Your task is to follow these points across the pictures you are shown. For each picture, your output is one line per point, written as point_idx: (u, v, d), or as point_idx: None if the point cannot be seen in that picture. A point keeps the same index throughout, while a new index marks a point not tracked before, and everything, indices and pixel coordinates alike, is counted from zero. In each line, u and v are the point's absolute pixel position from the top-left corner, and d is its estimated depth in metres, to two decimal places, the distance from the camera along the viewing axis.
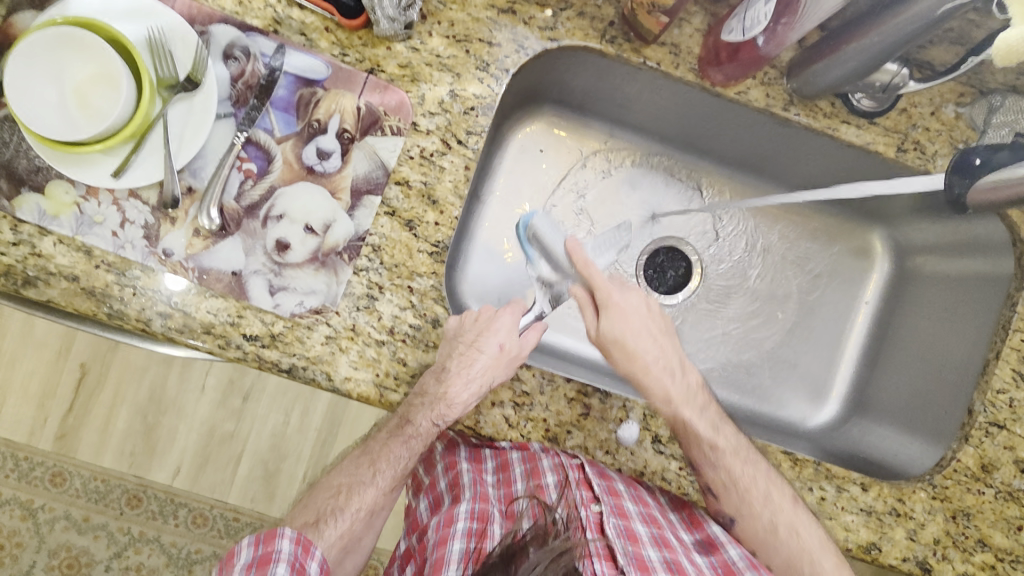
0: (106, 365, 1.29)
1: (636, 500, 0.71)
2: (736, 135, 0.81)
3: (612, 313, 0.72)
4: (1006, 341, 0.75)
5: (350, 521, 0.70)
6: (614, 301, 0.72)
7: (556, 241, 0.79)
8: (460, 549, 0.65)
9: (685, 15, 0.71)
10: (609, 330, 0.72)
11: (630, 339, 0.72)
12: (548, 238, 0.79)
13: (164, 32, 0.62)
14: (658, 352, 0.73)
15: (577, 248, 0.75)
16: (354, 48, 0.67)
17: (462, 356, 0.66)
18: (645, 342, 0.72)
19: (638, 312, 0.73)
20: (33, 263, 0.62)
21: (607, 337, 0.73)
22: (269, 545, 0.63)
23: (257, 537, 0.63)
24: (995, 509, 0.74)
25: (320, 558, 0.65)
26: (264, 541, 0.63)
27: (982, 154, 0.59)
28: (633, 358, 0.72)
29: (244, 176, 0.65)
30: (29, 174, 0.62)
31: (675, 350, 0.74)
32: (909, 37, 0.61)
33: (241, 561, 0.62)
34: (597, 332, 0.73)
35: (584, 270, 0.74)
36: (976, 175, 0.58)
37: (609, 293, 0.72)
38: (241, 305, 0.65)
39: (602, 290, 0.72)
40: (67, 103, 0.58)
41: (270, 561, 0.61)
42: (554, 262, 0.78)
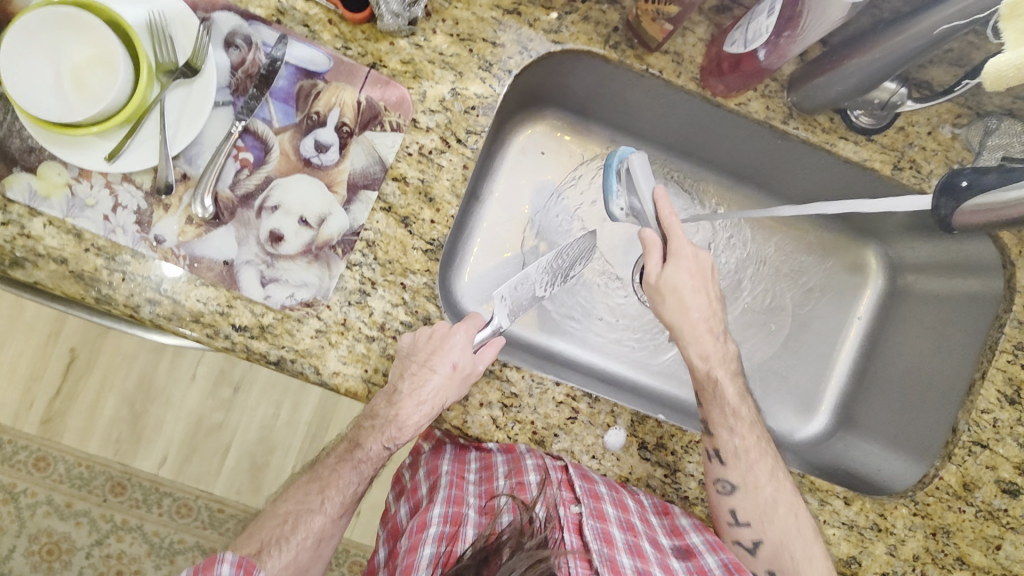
0: (94, 351, 1.28)
1: (617, 504, 0.68)
2: (734, 146, 0.81)
3: (677, 262, 0.70)
4: (992, 362, 0.75)
5: (297, 550, 0.67)
6: (684, 253, 0.71)
7: (646, 181, 0.73)
8: (431, 553, 0.64)
9: (689, 24, 0.71)
10: (671, 278, 0.70)
11: (689, 292, 0.71)
12: (638, 175, 0.73)
13: (165, 16, 0.61)
14: (709, 312, 0.72)
15: (664, 198, 0.71)
16: (356, 42, 0.67)
17: (414, 375, 0.63)
18: (699, 300, 0.71)
19: (704, 270, 0.72)
20: (22, 244, 0.61)
21: (667, 284, 0.70)
22: (208, 573, 0.60)
23: (195, 568, 0.60)
24: (974, 528, 0.74)
25: None
26: (203, 570, 0.60)
27: (969, 175, 0.58)
28: (682, 305, 0.71)
29: (240, 165, 0.65)
30: (22, 154, 0.62)
31: (721, 313, 0.73)
32: (910, 56, 0.61)
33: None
34: (657, 277, 0.71)
35: (666, 219, 0.71)
36: (959, 199, 0.57)
37: (683, 244, 0.71)
38: (232, 295, 0.64)
39: (678, 243, 0.71)
40: (63, 84, 0.57)
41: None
42: (636, 200, 0.74)
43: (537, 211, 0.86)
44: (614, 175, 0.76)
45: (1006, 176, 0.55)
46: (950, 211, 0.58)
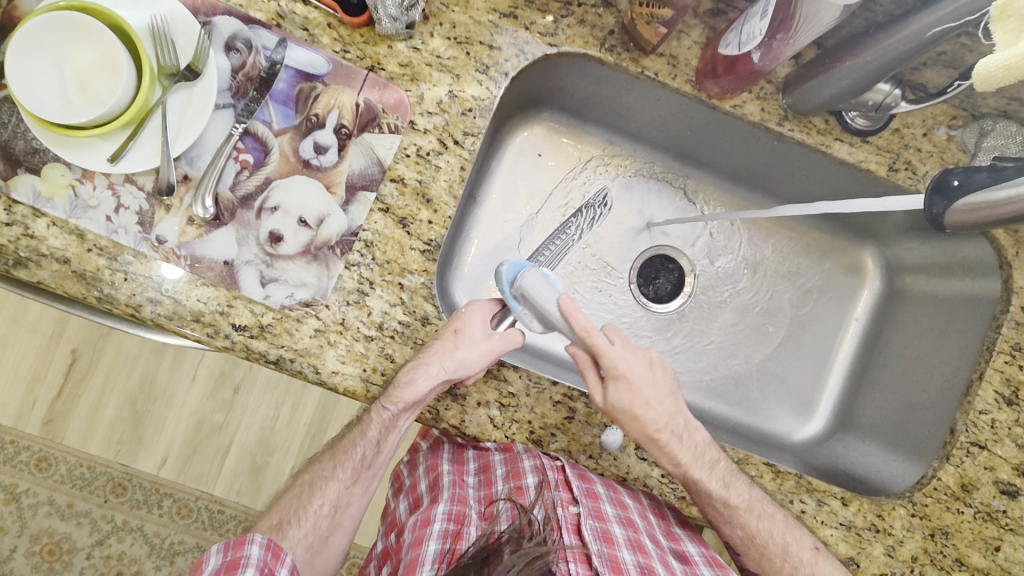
0: (96, 352, 1.29)
1: (615, 503, 0.71)
2: (732, 148, 0.82)
3: (615, 385, 0.67)
4: (989, 363, 0.76)
5: (314, 519, 0.70)
6: (615, 364, 0.66)
7: (548, 299, 0.66)
8: (435, 549, 0.67)
9: (684, 27, 0.72)
10: (618, 399, 0.67)
11: (641, 408, 0.67)
12: (538, 295, 0.66)
13: (167, 20, 0.62)
14: (666, 417, 0.68)
15: (574, 309, 0.65)
16: (355, 45, 0.67)
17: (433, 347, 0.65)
18: (655, 410, 0.68)
19: (645, 376, 0.69)
20: (26, 244, 0.62)
21: (613, 407, 0.68)
22: (239, 550, 0.62)
23: (226, 544, 0.63)
24: (973, 529, 0.74)
25: (291, 564, 0.64)
26: (234, 547, 0.63)
27: (961, 174, 0.58)
28: (636, 419, 0.67)
29: (240, 166, 0.66)
30: (26, 155, 0.63)
31: (679, 409, 0.70)
32: (903, 58, 0.61)
33: (211, 567, 0.61)
34: (603, 400, 0.68)
35: (585, 337, 0.65)
36: (952, 197, 0.57)
37: (612, 361, 0.66)
38: (232, 295, 0.65)
39: (607, 358, 0.66)
40: (67, 87, 0.58)
41: (238, 566, 0.61)
42: (547, 321, 0.68)
43: (536, 212, 0.87)
44: (512, 302, 0.68)
45: (997, 174, 0.55)
46: (943, 209, 0.58)
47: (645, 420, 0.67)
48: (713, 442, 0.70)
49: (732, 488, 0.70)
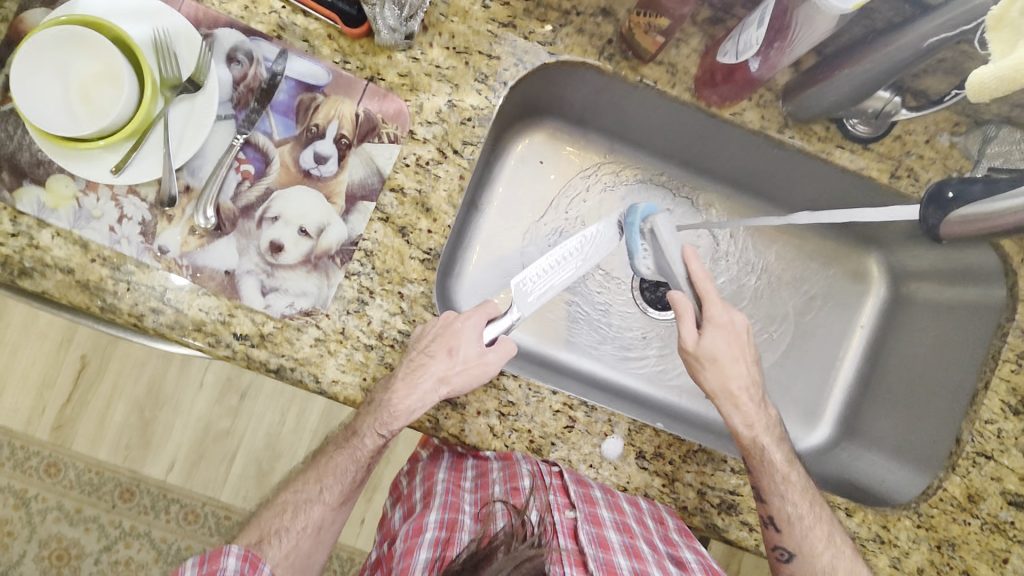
0: (104, 358, 1.30)
1: (612, 508, 0.71)
2: (734, 155, 0.82)
3: (711, 330, 0.71)
4: (994, 371, 0.75)
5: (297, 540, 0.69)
6: (715, 316, 0.71)
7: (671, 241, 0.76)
8: (426, 558, 0.67)
9: (682, 35, 0.72)
10: (711, 346, 0.71)
11: (728, 360, 0.71)
12: (665, 236, 0.76)
13: (170, 34, 0.63)
14: (748, 380, 0.72)
15: (694, 258, 0.74)
16: (355, 56, 0.68)
17: (412, 363, 0.65)
18: (739, 367, 0.72)
19: (737, 344, 0.72)
20: (31, 255, 0.63)
21: (704, 351, 0.71)
22: (215, 563, 0.62)
23: (201, 558, 0.62)
24: (980, 540, 0.73)
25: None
26: (209, 561, 0.62)
27: (956, 185, 0.57)
28: (720, 366, 0.71)
29: (241, 177, 0.66)
30: (31, 167, 0.63)
31: (759, 378, 0.74)
32: (902, 66, 0.61)
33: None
34: (695, 345, 0.71)
35: (699, 282, 0.72)
36: (947, 208, 0.57)
37: (716, 312, 0.71)
38: (233, 304, 0.65)
39: (712, 306, 0.72)
40: (71, 99, 0.59)
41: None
42: (659, 258, 0.78)
43: (538, 221, 0.87)
44: (638, 233, 0.80)
45: (992, 187, 0.55)
46: (939, 220, 0.58)
47: (727, 374, 0.71)
48: (763, 449, 0.71)
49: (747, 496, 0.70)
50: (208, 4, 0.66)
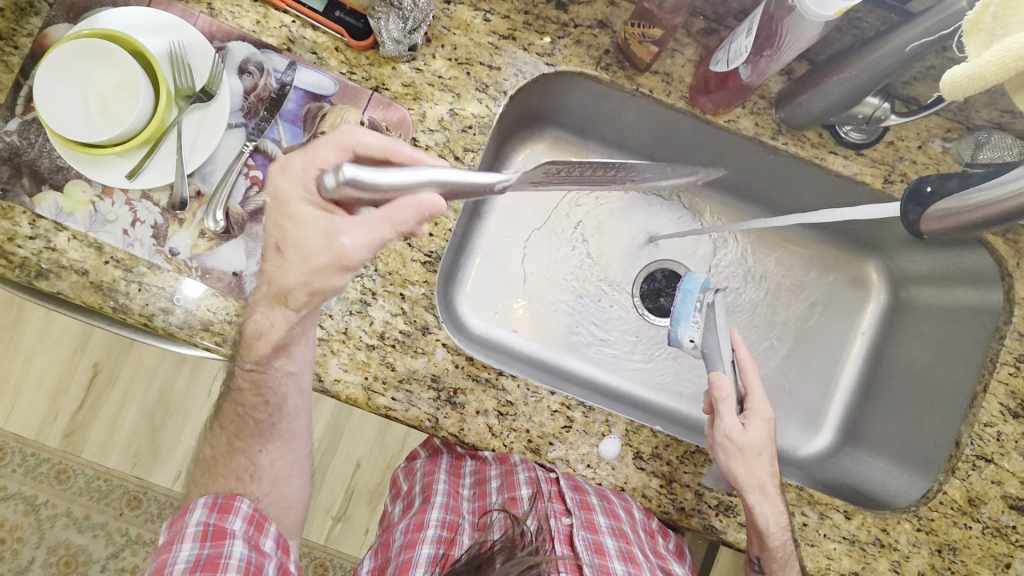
0: (116, 365, 1.32)
1: (608, 513, 0.74)
2: (731, 162, 0.83)
3: (755, 423, 0.71)
4: (993, 374, 0.75)
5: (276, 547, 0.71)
6: (759, 409, 0.72)
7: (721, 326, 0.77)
8: (428, 554, 0.70)
9: (677, 45, 0.74)
10: (755, 440, 0.70)
11: (767, 455, 0.70)
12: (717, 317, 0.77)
13: (185, 46, 0.66)
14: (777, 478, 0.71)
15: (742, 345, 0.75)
16: (361, 67, 0.71)
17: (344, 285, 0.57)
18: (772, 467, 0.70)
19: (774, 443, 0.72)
20: (48, 257, 0.66)
21: (745, 443, 0.69)
22: (224, 519, 0.64)
23: (214, 502, 0.65)
24: (982, 545, 0.73)
25: (275, 534, 0.66)
26: (221, 511, 0.65)
27: (934, 182, 0.60)
28: (760, 459, 0.69)
29: (250, 182, 0.69)
30: (50, 173, 0.66)
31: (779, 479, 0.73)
32: (889, 72, 0.63)
33: (194, 523, 0.64)
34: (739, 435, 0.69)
35: (747, 369, 0.73)
36: (925, 204, 0.59)
37: (763, 406, 0.72)
38: (240, 305, 0.67)
39: (756, 400, 0.72)
40: (90, 108, 0.62)
41: (224, 535, 0.63)
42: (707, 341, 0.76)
43: (539, 227, 0.89)
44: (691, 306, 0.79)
45: (966, 182, 0.57)
46: (918, 216, 0.60)
47: (764, 471, 0.69)
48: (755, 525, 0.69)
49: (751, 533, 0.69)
50: (222, 18, 0.69)
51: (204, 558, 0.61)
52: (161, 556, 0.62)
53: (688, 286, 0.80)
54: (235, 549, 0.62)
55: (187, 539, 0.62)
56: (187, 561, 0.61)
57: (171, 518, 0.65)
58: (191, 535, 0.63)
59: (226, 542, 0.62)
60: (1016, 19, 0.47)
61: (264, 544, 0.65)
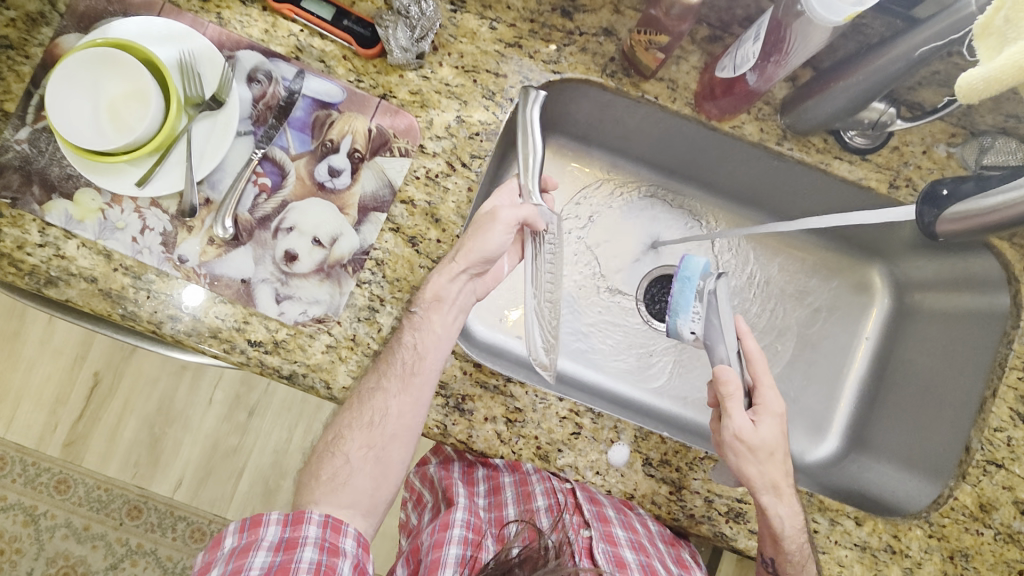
0: (117, 374, 1.32)
1: (625, 526, 0.75)
2: (736, 168, 0.84)
3: (765, 419, 0.70)
4: (1002, 379, 0.75)
5: None
6: (770, 403, 0.70)
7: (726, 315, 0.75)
8: (457, 554, 0.69)
9: (682, 53, 0.75)
10: (767, 437, 0.69)
11: (779, 453, 0.69)
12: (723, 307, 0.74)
13: (195, 55, 0.67)
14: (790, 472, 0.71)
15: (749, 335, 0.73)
16: (368, 75, 0.71)
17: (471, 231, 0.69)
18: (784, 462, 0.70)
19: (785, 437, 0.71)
20: (57, 264, 0.66)
21: (757, 441, 0.68)
22: (297, 530, 0.65)
23: (286, 517, 0.66)
24: (994, 551, 0.73)
25: (354, 534, 0.67)
26: (293, 524, 0.65)
27: (949, 185, 0.59)
28: (772, 458, 0.69)
29: (258, 190, 0.69)
30: (60, 181, 0.67)
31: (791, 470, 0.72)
32: (894, 78, 0.63)
33: (270, 536, 0.65)
34: (750, 433, 0.68)
35: (755, 361, 0.72)
36: (941, 206, 0.58)
37: (772, 398, 0.71)
38: (248, 311, 0.68)
39: (764, 391, 0.71)
40: (100, 116, 0.63)
41: (297, 545, 0.64)
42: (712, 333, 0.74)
43: None
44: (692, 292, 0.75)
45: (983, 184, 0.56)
46: (934, 218, 0.59)
47: (777, 471, 0.69)
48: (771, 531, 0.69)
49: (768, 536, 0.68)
50: (230, 28, 0.70)
51: (278, 564, 0.62)
52: (239, 558, 0.63)
53: (688, 272, 0.75)
54: (306, 555, 0.63)
55: (262, 547, 0.64)
56: (262, 567, 0.62)
57: (244, 524, 0.66)
58: (267, 544, 0.64)
59: (297, 551, 0.63)
60: None
61: (343, 544, 0.66)
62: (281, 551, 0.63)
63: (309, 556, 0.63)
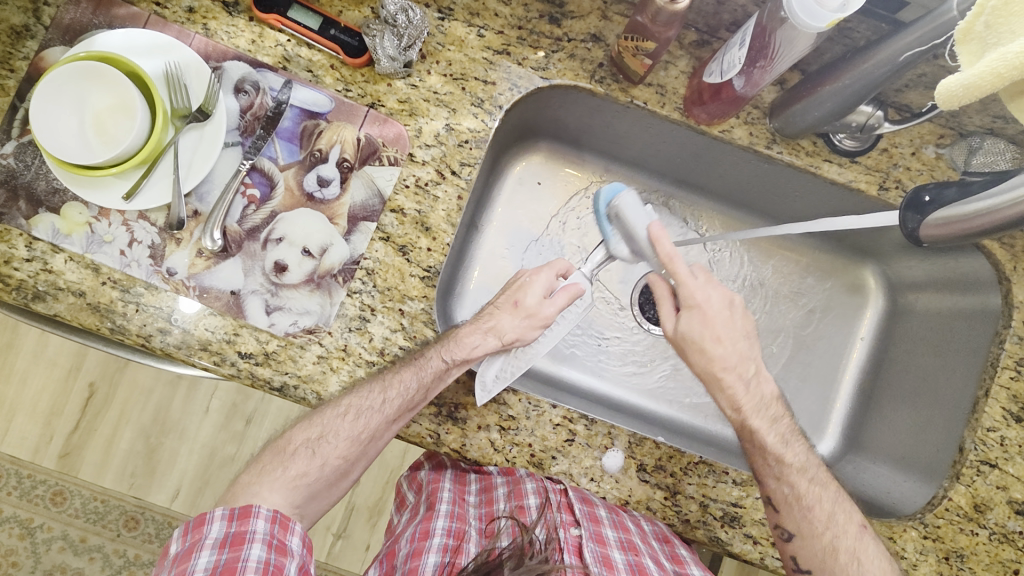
0: (112, 385, 1.31)
1: (617, 526, 0.75)
2: (726, 172, 0.84)
3: (687, 313, 0.72)
4: (994, 379, 0.75)
5: None
6: (693, 296, 0.71)
7: (638, 221, 0.75)
8: (436, 562, 0.69)
9: (670, 57, 0.75)
10: (688, 329, 0.72)
11: (709, 342, 0.71)
12: (630, 217, 0.76)
13: (181, 67, 0.67)
14: (736, 358, 0.72)
15: (661, 236, 0.71)
16: (356, 84, 0.71)
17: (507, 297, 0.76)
18: (725, 346, 0.71)
19: (722, 313, 0.72)
20: (44, 279, 0.65)
21: (682, 334, 0.73)
22: (244, 524, 0.63)
23: (231, 512, 0.64)
24: (989, 551, 0.73)
25: (300, 532, 0.66)
26: (239, 518, 0.63)
27: (932, 190, 0.59)
28: (710, 346, 0.71)
29: (247, 201, 0.69)
30: (47, 195, 0.66)
31: (751, 354, 0.73)
32: (881, 81, 0.63)
33: (213, 534, 0.62)
34: (674, 329, 0.74)
35: (668, 263, 0.71)
36: (925, 212, 0.58)
37: (688, 291, 0.71)
38: (238, 323, 0.67)
39: (684, 287, 0.72)
40: (87, 130, 0.62)
41: (244, 540, 0.62)
42: (634, 244, 0.77)
43: (534, 242, 0.89)
44: (606, 220, 0.79)
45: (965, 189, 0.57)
46: (917, 224, 0.59)
47: (715, 354, 0.71)
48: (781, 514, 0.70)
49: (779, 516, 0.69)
50: (217, 38, 0.70)
51: (224, 563, 0.60)
52: (182, 563, 0.61)
53: (596, 207, 0.80)
54: (254, 552, 0.61)
55: (205, 548, 0.61)
56: (207, 568, 0.60)
57: (188, 526, 0.63)
58: (211, 541, 0.61)
59: (245, 546, 0.61)
60: (1007, 29, 0.48)
61: (290, 543, 0.64)
62: (228, 547, 0.61)
63: (257, 553, 0.61)
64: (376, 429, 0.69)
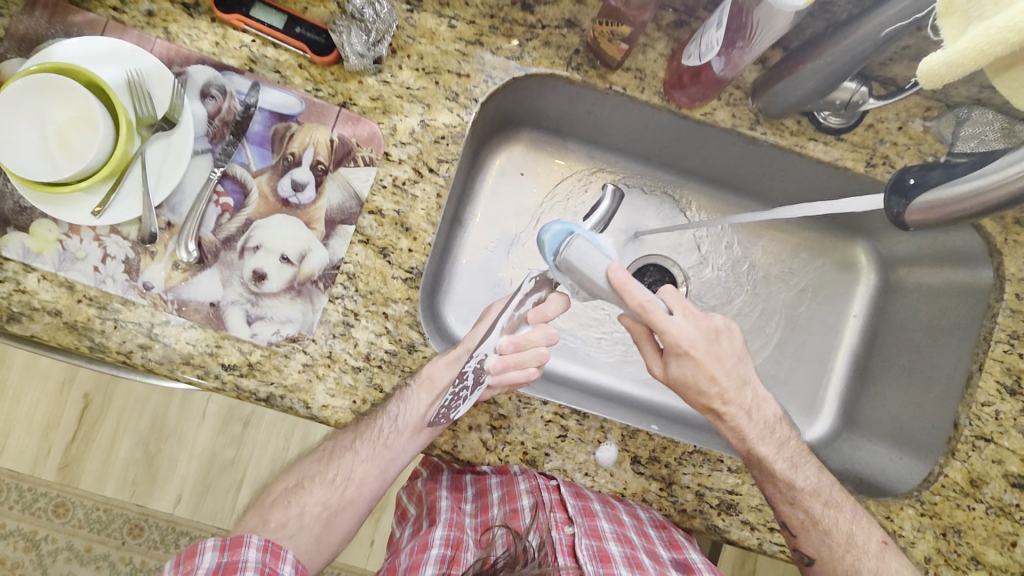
0: (106, 397, 1.30)
1: (612, 519, 0.73)
2: (711, 154, 0.82)
3: (675, 359, 0.67)
4: (988, 353, 0.74)
5: None
6: (674, 346, 0.65)
7: (595, 272, 0.61)
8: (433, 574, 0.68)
9: (648, 40, 0.73)
10: (678, 373, 0.67)
11: (704, 382, 0.67)
12: (581, 267, 0.61)
13: (142, 73, 0.64)
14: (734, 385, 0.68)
15: (627, 287, 0.61)
16: (326, 83, 0.69)
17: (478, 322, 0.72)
18: (718, 385, 0.67)
19: (709, 349, 0.66)
20: (18, 299, 0.64)
21: (669, 375, 0.69)
22: (236, 554, 0.63)
23: (224, 543, 0.64)
24: (986, 525, 0.73)
25: (292, 560, 0.66)
26: (231, 548, 0.63)
27: (917, 173, 0.58)
28: (698, 390, 0.68)
29: (221, 210, 0.67)
30: (14, 214, 0.64)
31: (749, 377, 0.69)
32: (864, 57, 0.61)
33: (205, 565, 0.61)
34: (662, 371, 0.69)
35: (642, 313, 0.63)
36: (910, 196, 0.57)
37: (673, 341, 0.65)
38: (220, 335, 0.66)
39: (667, 337, 0.64)
40: (50, 145, 0.60)
41: (236, 569, 0.61)
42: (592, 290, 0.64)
43: (521, 236, 0.87)
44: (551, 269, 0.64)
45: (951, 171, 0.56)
46: (903, 208, 0.58)
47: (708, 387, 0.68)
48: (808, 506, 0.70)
49: (793, 496, 0.70)
50: (179, 42, 0.67)
51: None
52: None
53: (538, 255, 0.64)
54: None
55: None
56: None
57: (178, 558, 0.62)
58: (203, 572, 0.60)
59: None
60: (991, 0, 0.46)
61: (282, 570, 0.64)
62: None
63: None
64: (353, 466, 0.72)
